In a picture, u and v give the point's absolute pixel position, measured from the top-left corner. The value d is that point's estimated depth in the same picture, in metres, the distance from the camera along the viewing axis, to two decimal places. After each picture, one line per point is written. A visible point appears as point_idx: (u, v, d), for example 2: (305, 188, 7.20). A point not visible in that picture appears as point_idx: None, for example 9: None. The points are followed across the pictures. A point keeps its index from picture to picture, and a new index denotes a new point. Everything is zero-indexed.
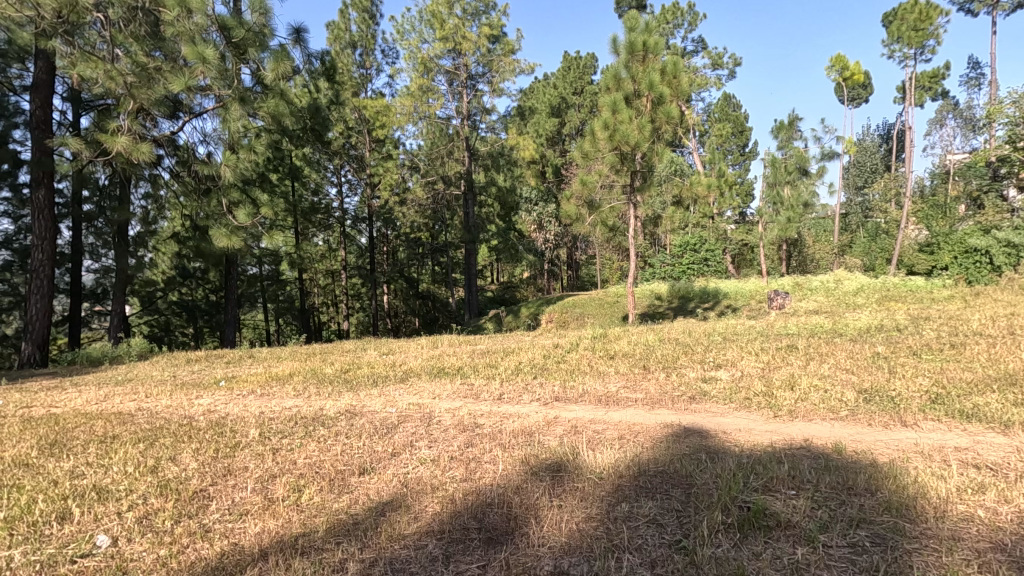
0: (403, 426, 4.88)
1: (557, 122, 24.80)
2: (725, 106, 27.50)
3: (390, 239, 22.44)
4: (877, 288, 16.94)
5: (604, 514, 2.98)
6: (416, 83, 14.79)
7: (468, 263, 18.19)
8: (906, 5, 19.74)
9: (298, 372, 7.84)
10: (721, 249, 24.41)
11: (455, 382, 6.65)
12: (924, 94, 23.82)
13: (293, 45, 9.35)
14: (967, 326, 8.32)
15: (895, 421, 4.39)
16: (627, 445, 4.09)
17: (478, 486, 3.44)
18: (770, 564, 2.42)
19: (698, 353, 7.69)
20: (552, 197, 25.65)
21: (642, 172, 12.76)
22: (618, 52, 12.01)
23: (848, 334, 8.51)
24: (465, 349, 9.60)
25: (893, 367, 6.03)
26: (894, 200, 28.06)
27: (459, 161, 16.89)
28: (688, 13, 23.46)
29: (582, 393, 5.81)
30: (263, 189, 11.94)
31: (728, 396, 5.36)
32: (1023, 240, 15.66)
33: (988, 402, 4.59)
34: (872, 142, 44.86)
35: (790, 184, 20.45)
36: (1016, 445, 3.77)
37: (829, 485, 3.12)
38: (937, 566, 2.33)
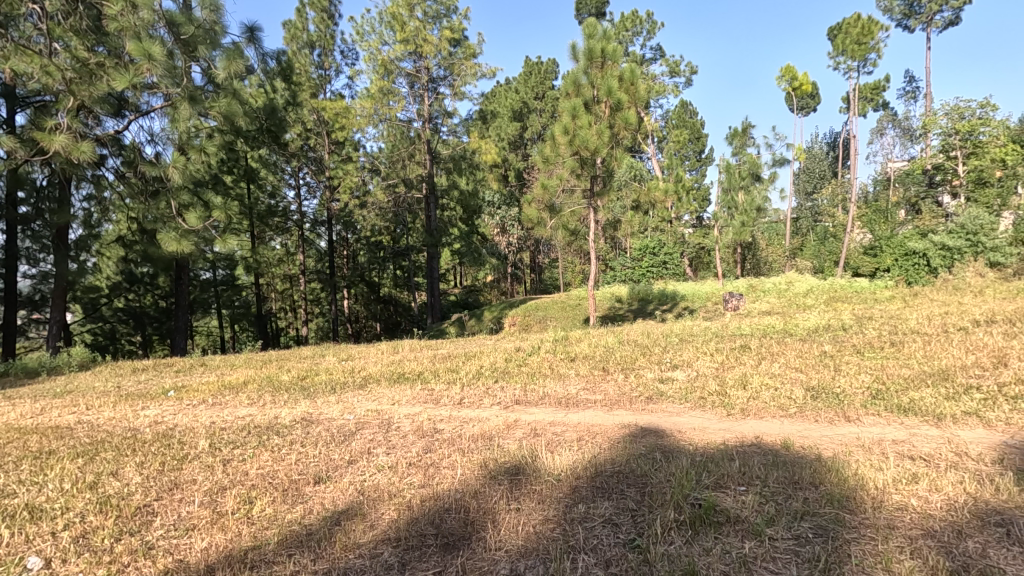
0: (361, 433, 4.79)
1: (519, 126, 24.96)
2: (682, 112, 28.25)
3: (351, 242, 22.09)
4: (825, 289, 17.70)
5: (561, 515, 3.01)
6: (376, 85, 14.61)
7: (430, 266, 18.02)
8: (850, 20, 20.73)
9: (252, 380, 7.59)
10: (678, 253, 25.01)
11: (416, 387, 6.58)
12: (867, 104, 25.07)
13: (247, 44, 9.09)
14: (906, 325, 8.79)
15: (839, 417, 4.58)
16: (585, 446, 4.14)
17: (437, 492, 3.41)
18: (720, 559, 2.49)
19: (656, 354, 7.85)
20: (515, 201, 25.81)
21: (602, 176, 12.94)
22: (578, 59, 12.21)
23: (797, 334, 8.86)
24: (426, 354, 9.53)
25: (838, 365, 6.30)
26: (840, 205, 29.38)
27: (421, 164, 16.63)
28: (646, 22, 23.96)
29: (542, 396, 5.84)
30: (216, 192, 11.58)
31: (684, 396, 5.49)
32: (957, 243, 16.62)
33: (923, 396, 4.86)
34: (820, 149, 46.96)
35: (744, 190, 21.11)
36: (948, 437, 3.99)
37: (777, 480, 3.23)
38: (873, 554, 2.45)
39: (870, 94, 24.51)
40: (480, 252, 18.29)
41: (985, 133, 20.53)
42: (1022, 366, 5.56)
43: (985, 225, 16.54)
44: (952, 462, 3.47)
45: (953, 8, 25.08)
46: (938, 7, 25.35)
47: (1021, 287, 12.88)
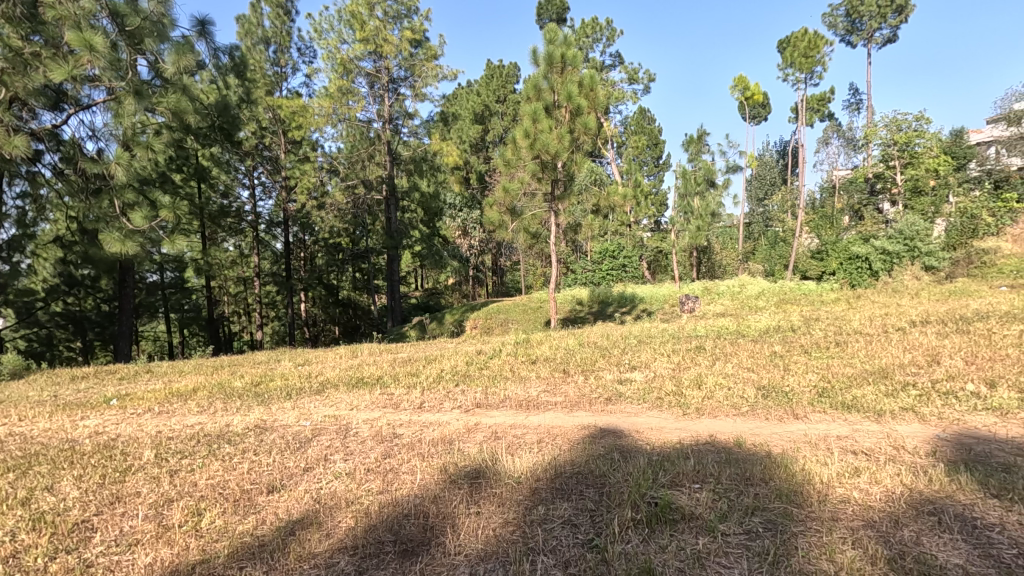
0: (318, 440, 4.68)
1: (480, 129, 24.98)
2: (641, 119, 28.88)
3: (308, 244, 21.56)
4: (776, 291, 18.37)
5: (521, 518, 3.02)
6: (335, 84, 14.35)
7: (390, 269, 17.79)
8: (797, 34, 21.66)
9: (203, 386, 7.29)
10: (637, 256, 25.49)
11: (375, 392, 6.47)
12: (814, 115, 26.23)
13: (197, 38, 8.76)
14: (849, 326, 9.23)
15: (788, 415, 4.77)
16: (546, 448, 4.17)
17: (396, 498, 3.36)
18: (675, 556, 2.55)
19: (615, 355, 7.98)
20: (477, 203, 25.78)
21: (563, 180, 13.10)
22: (538, 63, 12.30)
23: (749, 335, 9.14)
24: (386, 358, 9.39)
25: (787, 365, 6.56)
26: (789, 211, 30.63)
27: (380, 166, 16.25)
28: (606, 29, 24.38)
29: (504, 399, 5.84)
30: (164, 191, 11.11)
31: (642, 396, 5.61)
32: (896, 248, 17.52)
33: (864, 394, 5.11)
34: (771, 157, 48.79)
35: (699, 195, 21.72)
36: (887, 432, 4.21)
37: (729, 477, 3.33)
38: (819, 546, 2.56)
39: (816, 105, 25.67)
40: (441, 254, 18.18)
41: (920, 145, 21.83)
42: (953, 363, 5.93)
43: (920, 231, 17.56)
44: (890, 455, 3.66)
45: (891, 25, 26.53)
46: (877, 25, 26.75)
47: (953, 289, 13.68)
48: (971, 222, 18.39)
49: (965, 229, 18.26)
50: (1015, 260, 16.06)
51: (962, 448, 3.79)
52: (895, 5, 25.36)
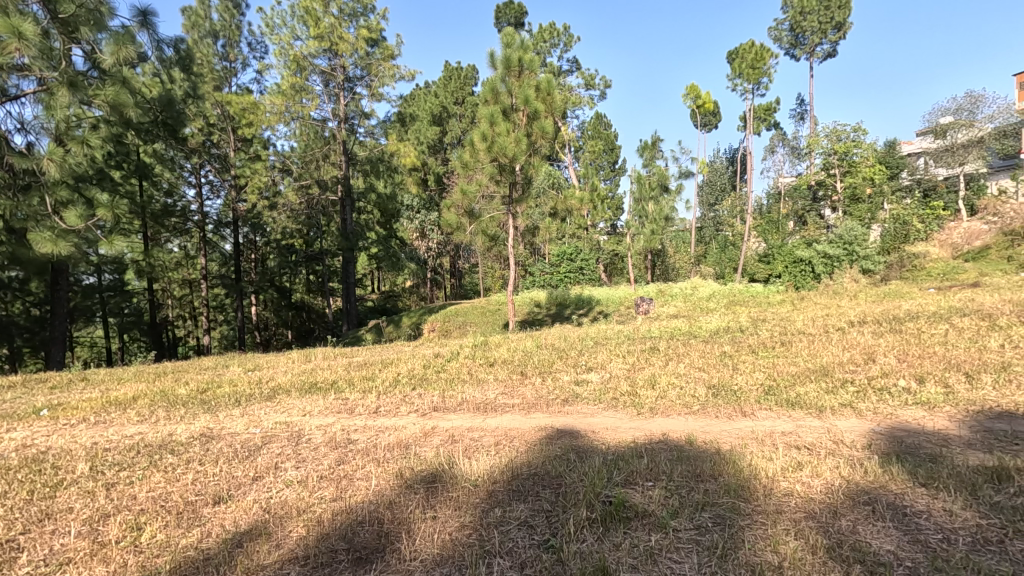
0: (268, 447, 4.53)
1: (438, 130, 24.84)
2: (597, 124, 29.36)
3: (259, 245, 20.86)
4: (726, 293, 19.04)
5: (478, 521, 3.01)
6: (288, 81, 13.98)
7: (345, 271, 17.45)
8: (745, 46, 22.51)
9: (144, 394, 6.93)
10: (594, 259, 25.89)
11: (328, 397, 6.31)
12: (761, 124, 27.30)
13: (139, 29, 8.35)
14: (794, 326, 9.69)
15: (737, 412, 4.94)
16: (503, 451, 4.16)
17: (350, 505, 3.29)
18: (628, 553, 2.60)
19: (572, 357, 8.09)
20: (434, 205, 25.62)
21: (521, 184, 13.17)
22: (495, 66, 12.33)
23: (701, 336, 9.45)
24: (341, 362, 9.19)
25: (735, 364, 6.81)
26: (738, 216, 31.80)
27: (336, 166, 16.32)
28: (563, 34, 24.68)
29: (460, 402, 5.81)
30: (102, 189, 10.54)
31: (598, 397, 5.70)
32: (836, 252, 18.46)
33: (807, 391, 5.36)
34: (721, 163, 50.50)
35: (653, 200, 22.22)
36: (827, 427, 4.43)
37: (681, 474, 3.42)
38: (764, 538, 2.66)
39: (763, 114, 26.72)
40: (398, 256, 17.93)
41: (858, 154, 23.08)
42: (887, 361, 6.30)
43: (858, 236, 18.53)
44: (830, 449, 3.86)
45: (831, 41, 27.99)
46: (818, 40, 28.16)
47: (887, 291, 14.56)
48: (903, 228, 19.60)
49: (898, 234, 19.43)
50: (941, 263, 17.21)
51: (895, 441, 4.02)
52: (835, 21, 26.89)
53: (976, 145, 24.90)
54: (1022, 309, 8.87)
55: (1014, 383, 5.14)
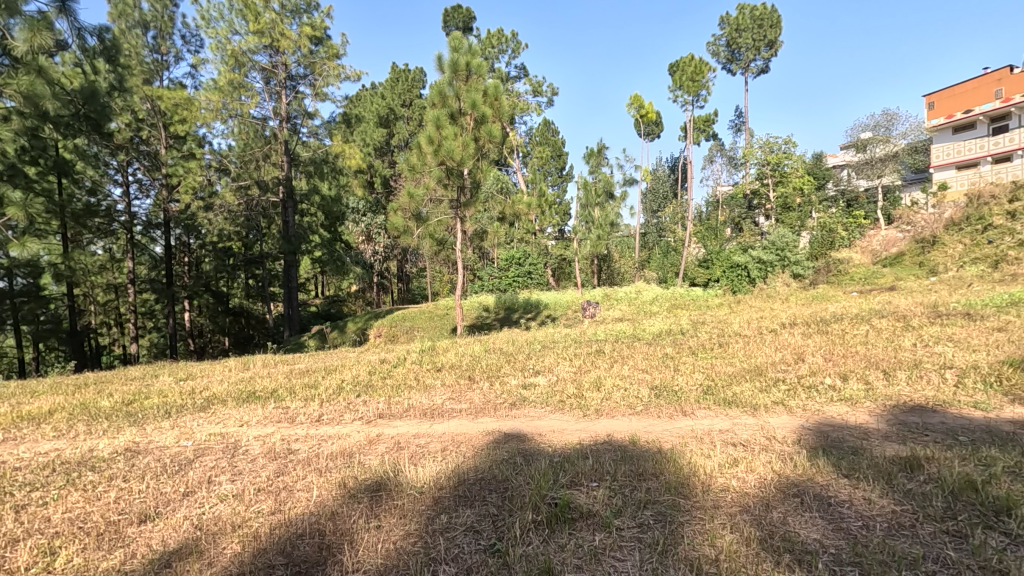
0: (201, 461, 4.30)
1: (385, 132, 24.49)
2: (545, 130, 29.72)
3: (193, 248, 19.84)
4: (668, 297, 19.72)
5: (423, 528, 2.97)
6: (225, 77, 13.39)
7: (287, 275, 16.85)
8: (685, 59, 23.39)
9: (62, 408, 6.42)
10: (542, 263, 26.17)
11: (268, 406, 6.06)
12: (700, 134, 28.43)
13: (57, 15, 7.76)
14: (730, 328, 10.13)
15: (678, 412, 5.11)
16: (450, 456, 4.13)
17: (289, 517, 3.17)
18: (573, 553, 2.63)
19: (519, 361, 8.11)
20: (381, 208, 25.15)
21: (469, 188, 13.14)
22: (443, 70, 12.30)
23: (644, 338, 9.73)
24: (282, 370, 8.84)
25: (676, 365, 7.06)
26: (679, 222, 32.98)
27: (277, 166, 15.84)
28: (511, 41, 24.86)
29: (407, 408, 5.72)
30: (14, 187, 9.63)
31: (545, 400, 5.76)
32: (770, 258, 19.49)
33: (743, 390, 5.60)
34: (663, 172, 52.19)
35: (599, 206, 22.75)
36: (760, 424, 4.65)
37: (624, 474, 3.50)
38: (702, 533, 2.76)
39: (703, 125, 27.82)
40: (343, 260, 17.46)
41: (789, 165, 24.45)
42: (815, 361, 6.66)
43: (789, 242, 19.57)
44: (763, 445, 4.05)
45: (764, 58, 29.56)
46: (752, 57, 29.63)
47: (815, 294, 15.49)
48: (829, 235, 20.94)
49: (825, 241, 20.74)
50: (863, 268, 18.50)
51: (821, 436, 4.27)
52: (767, 39, 28.39)
53: (892, 160, 26.93)
54: (933, 311, 9.59)
55: (925, 378, 5.58)
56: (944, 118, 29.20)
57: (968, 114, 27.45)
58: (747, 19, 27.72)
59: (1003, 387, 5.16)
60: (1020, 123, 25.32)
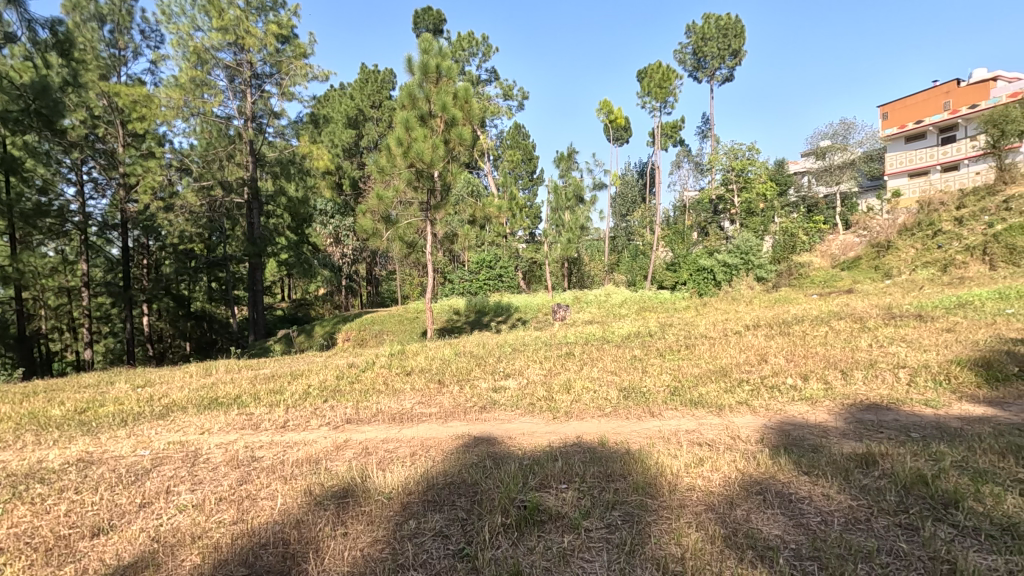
0: (159, 470, 4.15)
1: (354, 133, 24.17)
2: (515, 134, 29.80)
3: (152, 250, 19.16)
4: (636, 300, 20.01)
5: (391, 534, 2.93)
6: (187, 74, 13.01)
7: (251, 278, 16.43)
8: (653, 66, 23.83)
9: (7, 418, 6.09)
10: (512, 267, 26.25)
11: (231, 413, 5.89)
12: (667, 140, 28.96)
13: (5, 6, 7.39)
14: (696, 330, 10.35)
15: (646, 413, 5.19)
16: (419, 461, 4.09)
17: (252, 527, 3.08)
18: (542, 556, 2.64)
19: (490, 364, 8.11)
20: (350, 210, 24.79)
21: (439, 191, 13.08)
22: (413, 72, 12.21)
23: (613, 341, 9.86)
24: (246, 375, 8.61)
25: (644, 367, 7.16)
26: (648, 226, 33.53)
27: (242, 166, 15.48)
28: (482, 44, 24.88)
29: (376, 413, 5.64)
30: None
31: (515, 403, 5.76)
32: (735, 261, 20.00)
33: (709, 391, 5.73)
34: (632, 176, 53.00)
35: (569, 210, 22.94)
36: (725, 424, 4.75)
37: (593, 475, 3.53)
38: (668, 532, 2.80)
39: (670, 132, 28.34)
40: (310, 263, 17.13)
41: (752, 171, 25.14)
42: (777, 361, 6.86)
43: (753, 246, 20.11)
44: (728, 444, 4.15)
45: (728, 66, 30.33)
46: (718, 65, 30.32)
47: (777, 297, 15.97)
48: (791, 240, 21.62)
49: (787, 245, 21.40)
50: (822, 272, 19.16)
51: (783, 434, 4.40)
52: (731, 48, 29.18)
53: (849, 167, 27.96)
54: (886, 313, 10.02)
55: (880, 377, 5.80)
56: (898, 128, 30.48)
57: (919, 125, 28.73)
58: (713, 28, 28.42)
59: (950, 385, 5.42)
60: (967, 134, 26.62)
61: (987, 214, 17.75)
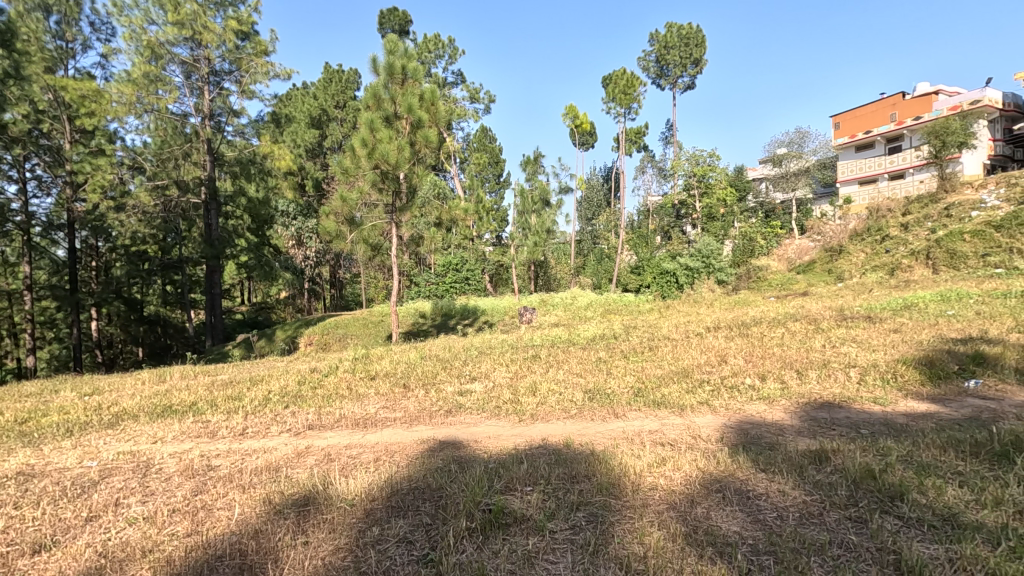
0: (108, 482, 3.97)
1: (317, 134, 23.70)
2: (482, 136, 29.79)
3: (101, 251, 18.31)
4: (602, 302, 20.28)
5: (354, 542, 2.88)
6: (140, 69, 12.53)
7: (208, 281, 15.91)
8: (617, 73, 24.24)
9: None
10: (479, 270, 26.23)
11: (186, 420, 5.68)
12: (632, 145, 29.45)
13: None
14: (660, 332, 10.56)
15: (610, 414, 5.26)
16: (383, 466, 4.03)
17: (208, 538, 2.98)
18: (507, 559, 2.64)
19: (456, 367, 8.07)
20: (312, 212, 24.27)
21: (405, 193, 12.96)
22: (378, 72, 12.06)
23: (579, 343, 9.97)
24: (203, 382, 8.30)
25: (609, 369, 7.25)
26: (613, 230, 33.99)
27: (198, 166, 15.00)
28: (448, 46, 24.80)
29: (339, 418, 5.53)
30: None
31: (481, 406, 5.74)
32: (696, 265, 20.52)
33: (671, 392, 5.84)
34: (598, 180, 53.67)
35: (535, 213, 23.09)
36: (687, 424, 4.86)
37: (558, 477, 3.54)
38: (632, 531, 2.84)
39: (634, 137, 28.85)
40: (272, 265, 16.70)
41: (713, 177, 25.88)
42: (736, 362, 7.07)
43: (714, 250, 20.67)
44: (689, 443, 4.24)
45: (690, 75, 31.09)
46: (680, 73, 30.95)
47: (736, 300, 16.45)
48: (749, 244, 22.32)
49: (745, 250, 22.07)
50: (779, 275, 19.83)
51: (741, 433, 4.53)
52: (693, 57, 29.95)
53: (804, 174, 29.03)
54: (838, 315, 10.46)
55: (832, 377, 6.04)
56: (848, 137, 31.84)
57: (868, 134, 30.09)
58: (675, 37, 29.13)
59: (897, 383, 5.69)
60: (911, 144, 28.01)
61: (930, 220, 18.73)
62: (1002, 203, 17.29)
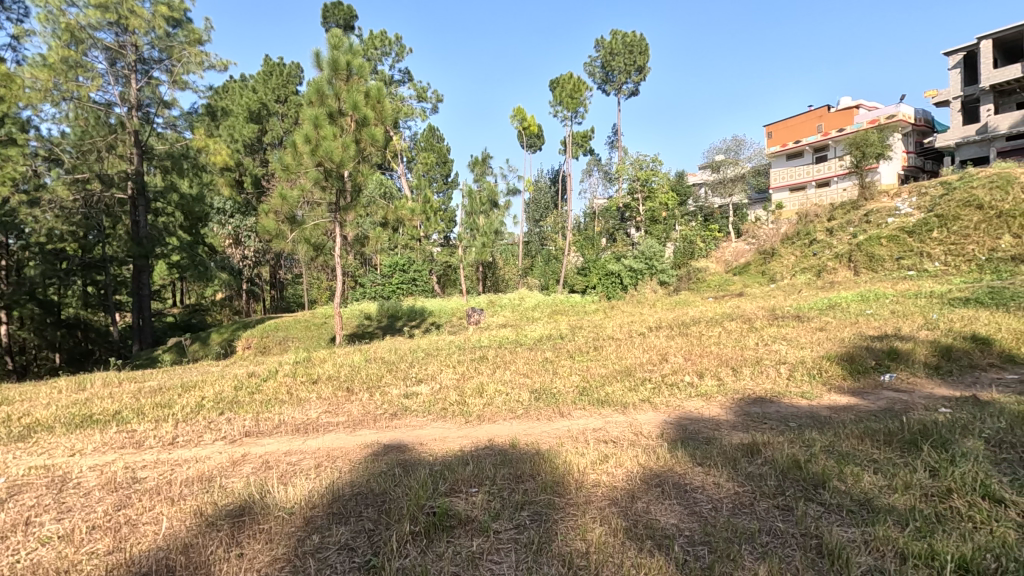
0: (18, 499, 3.66)
1: (256, 128, 22.76)
2: (429, 136, 29.48)
3: (12, 249, 16.83)
4: (549, 303, 20.57)
5: (292, 551, 2.78)
6: (58, 54, 11.67)
7: (136, 281, 14.95)
8: (564, 77, 24.58)
9: None
10: (426, 270, 25.98)
11: (108, 431, 5.31)
12: (579, 149, 29.97)
13: None
14: (605, 332, 10.81)
15: (556, 413, 5.33)
16: (324, 472, 3.91)
17: (132, 555, 2.81)
18: (451, 561, 2.62)
19: (402, 369, 7.96)
20: (251, 209, 23.29)
21: (349, 192, 12.64)
22: (321, 67, 11.71)
23: (526, 343, 10.05)
24: (129, 389, 7.76)
25: (555, 369, 7.36)
26: (560, 231, 34.48)
27: (124, 159, 14.10)
28: (395, 44, 24.39)
29: (278, 424, 5.34)
30: None
31: (428, 408, 5.68)
32: (640, 266, 21.16)
33: (614, 390, 5.99)
34: (545, 183, 54.15)
35: (483, 214, 23.10)
36: (629, 421, 4.99)
37: (503, 477, 3.55)
38: (575, 528, 2.89)
39: (581, 141, 29.35)
40: (207, 265, 15.90)
41: (656, 181, 26.75)
42: (676, 360, 7.32)
43: (656, 252, 21.36)
44: (632, 440, 4.35)
45: (634, 81, 32.02)
46: (625, 79, 31.79)
47: (677, 300, 17.07)
48: (690, 247, 23.17)
49: (686, 252, 22.90)
50: (717, 276, 20.69)
51: (680, 429, 4.70)
52: (637, 64, 30.86)
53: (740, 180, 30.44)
54: (770, 314, 11.08)
55: (764, 373, 6.37)
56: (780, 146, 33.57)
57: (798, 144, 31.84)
58: (619, 44, 29.86)
59: (822, 377, 6.07)
60: (836, 154, 29.86)
61: (852, 225, 20.07)
62: (913, 211, 18.73)
